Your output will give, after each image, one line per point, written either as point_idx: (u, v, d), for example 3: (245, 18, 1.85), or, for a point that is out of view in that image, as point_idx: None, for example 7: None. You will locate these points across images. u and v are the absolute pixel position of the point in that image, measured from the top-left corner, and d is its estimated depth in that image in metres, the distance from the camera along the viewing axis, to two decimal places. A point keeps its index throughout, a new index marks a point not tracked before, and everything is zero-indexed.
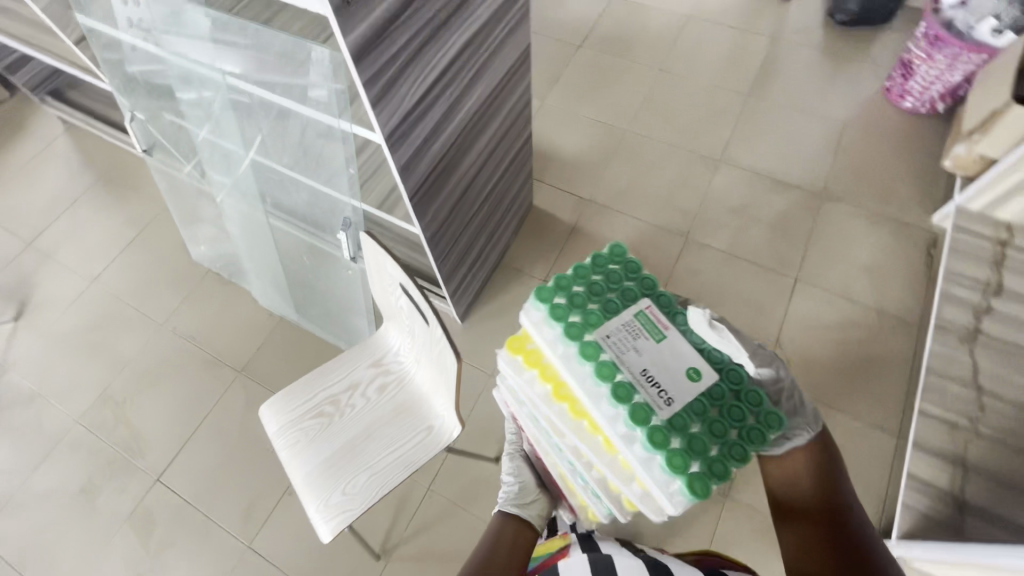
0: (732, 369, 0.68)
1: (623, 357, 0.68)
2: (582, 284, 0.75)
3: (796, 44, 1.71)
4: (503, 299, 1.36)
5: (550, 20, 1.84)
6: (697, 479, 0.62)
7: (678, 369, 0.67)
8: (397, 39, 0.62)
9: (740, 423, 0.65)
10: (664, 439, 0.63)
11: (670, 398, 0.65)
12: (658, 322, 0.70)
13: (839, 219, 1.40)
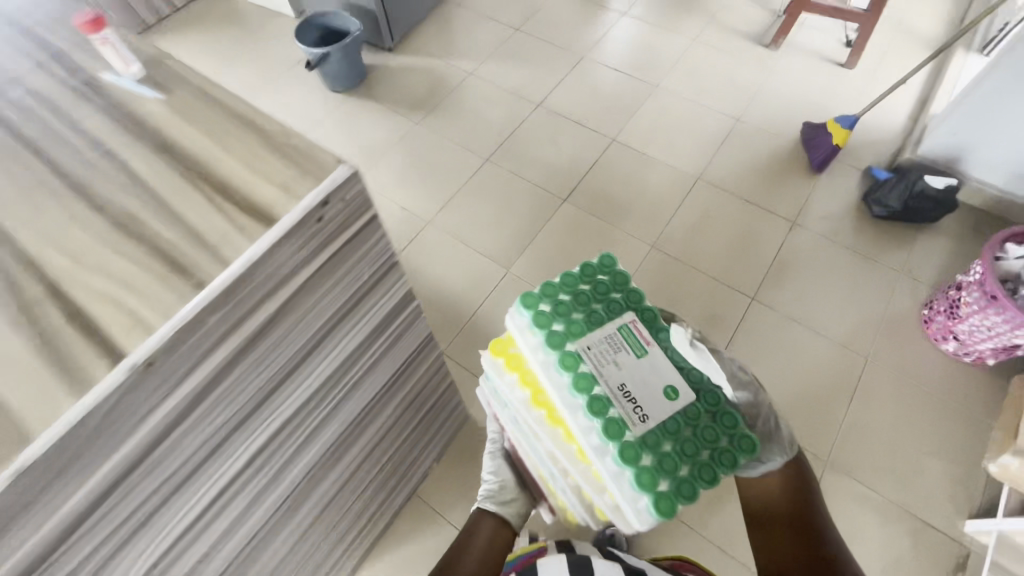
0: (708, 392, 0.74)
1: (601, 370, 0.74)
2: (570, 295, 0.81)
3: (822, 235, 1.42)
4: (406, 550, 1.10)
5: (536, 162, 1.58)
6: (664, 496, 0.68)
7: (656, 387, 0.74)
8: (74, 556, 0.41)
9: (711, 443, 0.71)
10: (634, 455, 0.69)
11: (644, 415, 0.71)
12: (640, 338, 0.77)
13: (844, 504, 1.10)
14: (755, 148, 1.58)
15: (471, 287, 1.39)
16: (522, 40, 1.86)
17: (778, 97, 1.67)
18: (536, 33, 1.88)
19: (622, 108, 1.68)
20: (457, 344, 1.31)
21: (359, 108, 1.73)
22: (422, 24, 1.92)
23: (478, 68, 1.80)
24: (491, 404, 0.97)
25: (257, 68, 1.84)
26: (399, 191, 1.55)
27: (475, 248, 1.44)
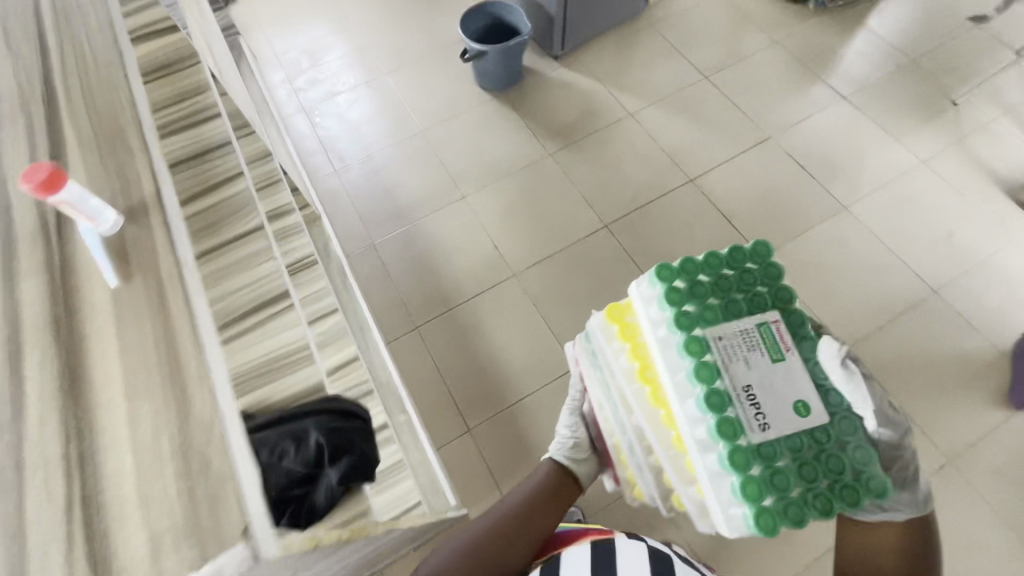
0: (847, 420, 0.64)
1: (728, 364, 0.65)
2: (711, 278, 0.72)
3: (978, 494, 1.07)
4: None
5: (657, 250, 1.35)
6: (770, 512, 0.59)
7: (786, 400, 0.64)
8: None
9: (836, 475, 0.62)
10: (745, 463, 0.60)
11: (765, 422, 0.63)
12: (781, 341, 0.67)
13: None
14: (940, 339, 1.21)
15: (528, 367, 1.24)
16: (706, 92, 1.57)
17: (1005, 279, 1.26)
18: (725, 88, 1.58)
19: (789, 219, 1.36)
20: (486, 426, 1.18)
21: (498, 115, 1.57)
22: (602, 39, 1.69)
23: (641, 111, 1.55)
24: (582, 362, 0.97)
25: (419, 37, 1.75)
26: (498, 226, 1.41)
27: (551, 325, 1.27)
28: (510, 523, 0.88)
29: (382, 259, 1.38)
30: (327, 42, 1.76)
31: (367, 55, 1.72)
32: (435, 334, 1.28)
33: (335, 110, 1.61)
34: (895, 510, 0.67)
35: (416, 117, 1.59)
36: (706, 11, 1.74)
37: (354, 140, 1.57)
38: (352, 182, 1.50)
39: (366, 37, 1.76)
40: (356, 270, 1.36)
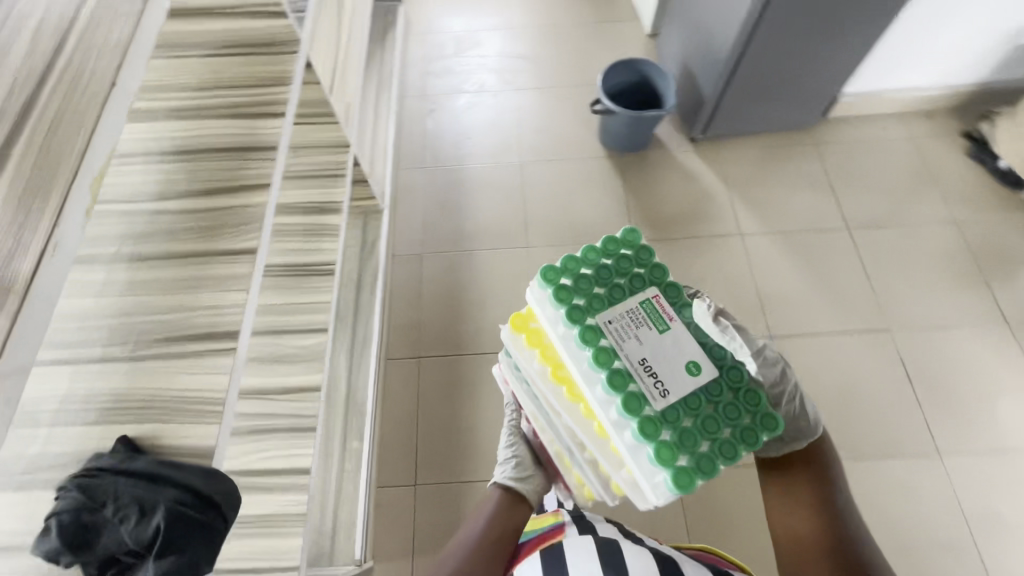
0: (732, 367, 0.75)
1: (623, 346, 0.75)
2: (592, 268, 0.81)
3: None
4: None
5: None
6: (684, 473, 0.68)
7: (678, 362, 0.74)
8: None
9: (735, 422, 0.72)
10: (655, 430, 0.70)
11: (665, 390, 0.72)
12: (663, 313, 0.77)
13: None
14: None
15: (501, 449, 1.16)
16: (840, 245, 1.34)
17: None
18: (864, 249, 1.34)
19: (860, 431, 1.14)
20: (431, 491, 1.13)
21: (603, 176, 1.46)
22: (753, 139, 1.50)
23: (753, 234, 1.36)
24: (504, 379, 1.00)
25: (567, 65, 1.67)
26: None
27: None
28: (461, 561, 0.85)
29: (422, 275, 1.35)
30: (478, 36, 1.72)
31: (510, 64, 1.67)
32: (432, 375, 1.23)
33: (453, 108, 1.58)
34: (798, 441, 0.79)
35: (523, 147, 1.52)
36: (888, 151, 1.48)
37: (456, 145, 1.53)
38: (434, 186, 1.47)
39: (518, 45, 1.70)
40: (394, 275, 1.34)
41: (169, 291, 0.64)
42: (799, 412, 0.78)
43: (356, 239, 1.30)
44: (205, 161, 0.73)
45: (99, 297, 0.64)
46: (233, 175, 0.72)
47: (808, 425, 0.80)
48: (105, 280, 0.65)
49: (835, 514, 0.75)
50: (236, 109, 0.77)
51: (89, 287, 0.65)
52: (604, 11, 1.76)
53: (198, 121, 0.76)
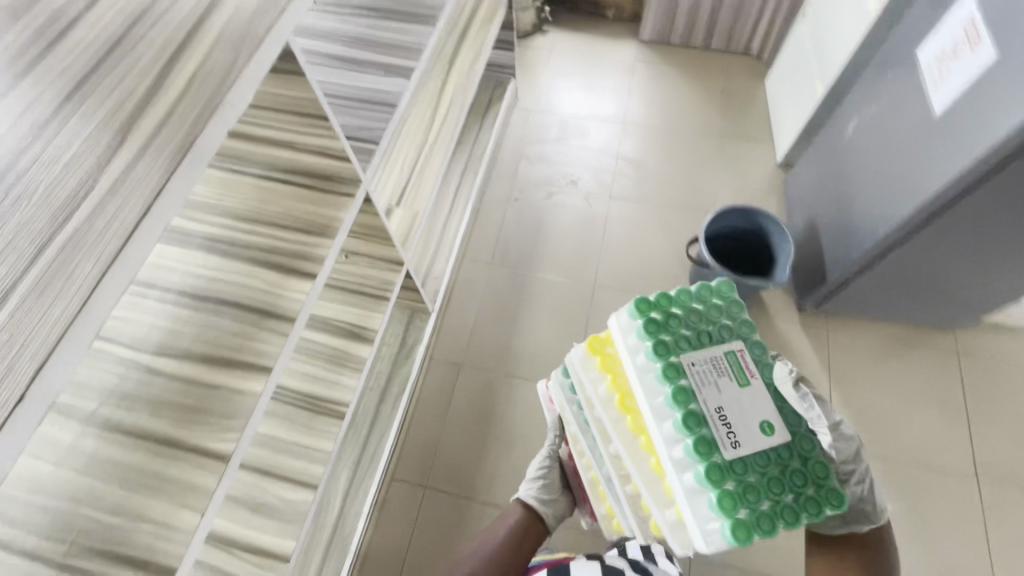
0: (806, 436, 0.64)
1: (701, 390, 0.65)
2: (683, 309, 0.73)
3: None
4: None
5: None
6: (744, 529, 0.58)
7: (754, 418, 0.63)
8: None
9: (800, 489, 0.61)
10: (720, 479, 0.60)
11: (738, 441, 0.61)
12: (746, 368, 0.66)
13: None
14: None
15: None
16: (957, 496, 1.08)
17: None
18: (990, 510, 1.06)
19: None
20: None
21: None
22: (875, 324, 1.25)
23: None
24: (558, 396, 0.91)
25: (675, 179, 1.48)
26: None
27: None
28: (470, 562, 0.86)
29: (454, 389, 1.23)
30: (586, 125, 1.58)
31: (612, 164, 1.51)
32: (431, 514, 1.11)
33: (540, 203, 1.46)
34: (858, 524, 0.69)
35: (601, 265, 1.37)
36: None
37: (530, 246, 1.40)
38: (495, 287, 1.35)
39: (626, 144, 1.54)
40: (424, 382, 1.23)
41: (126, 481, 0.56)
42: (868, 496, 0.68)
43: (395, 337, 1.20)
44: (220, 318, 0.65)
45: (56, 469, 0.57)
46: (240, 347, 0.63)
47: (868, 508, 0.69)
48: (71, 444, 0.59)
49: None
50: (272, 258, 0.69)
51: (54, 450, 0.58)
52: (733, 123, 1.56)
53: (232, 262, 0.69)
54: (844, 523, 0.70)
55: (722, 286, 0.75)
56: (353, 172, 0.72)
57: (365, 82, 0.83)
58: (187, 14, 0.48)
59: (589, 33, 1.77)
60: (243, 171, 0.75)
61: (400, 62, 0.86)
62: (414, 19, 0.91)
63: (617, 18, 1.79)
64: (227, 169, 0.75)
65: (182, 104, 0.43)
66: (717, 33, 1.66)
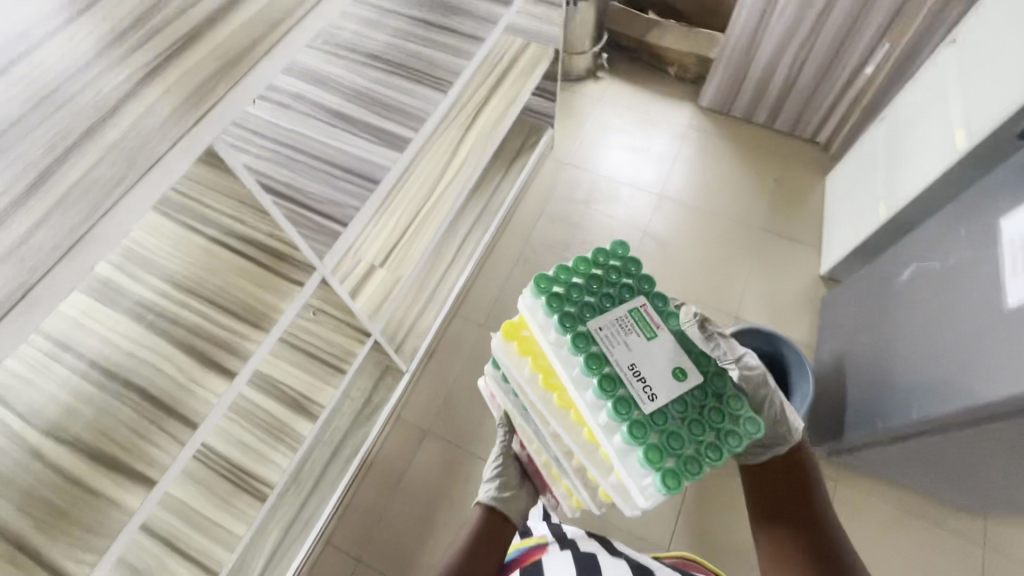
0: (715, 373, 0.64)
1: (612, 352, 0.64)
2: (583, 274, 0.70)
3: None
4: None
5: None
6: (674, 477, 0.59)
7: (665, 365, 0.63)
8: None
9: (715, 425, 0.62)
10: (643, 430, 0.60)
11: (654, 394, 0.62)
12: (651, 321, 0.66)
13: None
14: None
15: None
16: None
17: None
18: None
19: None
20: None
21: None
22: (895, 487, 1.09)
23: None
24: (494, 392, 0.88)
25: (702, 270, 1.35)
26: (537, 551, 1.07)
27: None
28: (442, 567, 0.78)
29: (413, 458, 1.15)
30: (618, 190, 1.46)
31: (637, 239, 1.39)
32: None
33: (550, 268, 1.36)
34: (776, 445, 0.72)
35: None
36: None
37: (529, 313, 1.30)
38: (483, 352, 1.26)
39: (657, 220, 1.42)
40: (384, 444, 1.16)
41: None
42: (774, 411, 0.70)
43: (363, 392, 1.13)
44: (122, 406, 0.58)
45: None
46: (131, 450, 0.56)
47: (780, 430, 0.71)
48: None
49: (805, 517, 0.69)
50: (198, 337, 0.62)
51: None
52: (779, 219, 1.42)
53: (159, 340, 0.62)
54: (765, 446, 0.74)
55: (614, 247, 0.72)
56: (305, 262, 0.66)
57: (353, 148, 0.76)
58: (88, 117, 0.41)
59: (646, 87, 1.65)
60: (197, 228, 0.67)
61: (395, 128, 0.77)
62: (426, 77, 0.83)
63: (679, 76, 1.65)
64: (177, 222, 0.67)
65: (29, 242, 0.36)
66: (783, 113, 1.51)
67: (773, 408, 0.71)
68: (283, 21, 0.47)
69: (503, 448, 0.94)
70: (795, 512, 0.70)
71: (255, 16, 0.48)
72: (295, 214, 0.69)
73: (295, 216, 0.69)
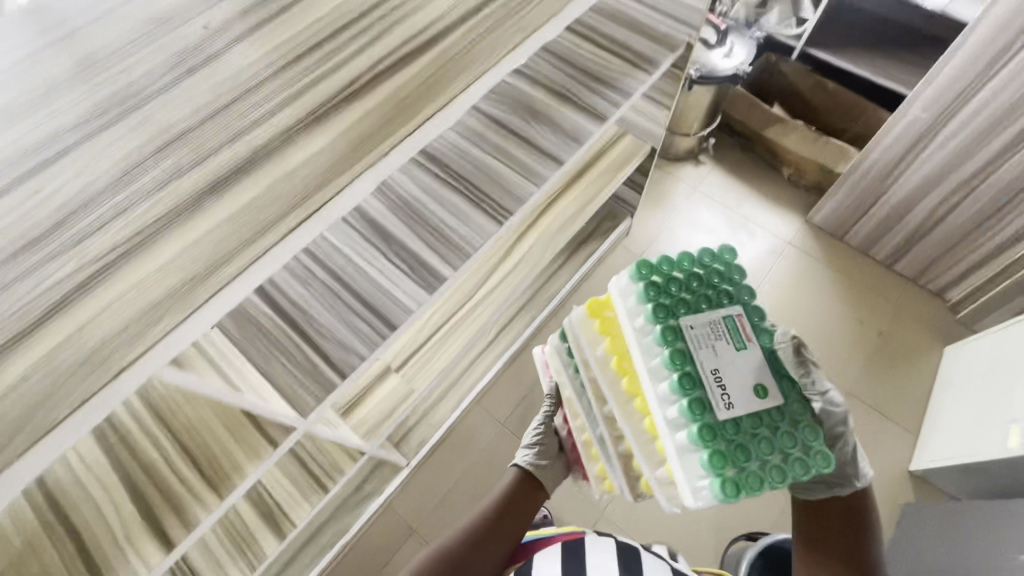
0: (794, 403, 0.60)
1: (698, 351, 0.60)
2: (682, 270, 0.66)
3: None
4: None
5: None
6: (733, 485, 0.56)
7: (751, 376, 0.59)
8: None
9: (787, 449, 0.58)
10: (711, 437, 0.57)
11: (731, 403, 0.58)
12: (744, 332, 0.62)
13: None
14: None
15: None
16: None
17: None
18: None
19: None
20: None
21: None
22: None
23: None
24: (549, 361, 0.88)
25: None
26: None
27: None
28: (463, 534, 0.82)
29: (392, 558, 1.06)
30: None
31: None
32: None
33: None
34: (838, 487, 0.67)
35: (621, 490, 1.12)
36: None
37: None
38: (495, 455, 1.15)
39: None
40: (367, 532, 1.07)
41: None
42: (845, 467, 0.66)
43: (353, 477, 1.04)
44: (48, 550, 0.51)
45: None
46: None
47: (852, 472, 0.66)
48: None
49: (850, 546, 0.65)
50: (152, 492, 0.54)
51: None
52: (873, 385, 1.20)
53: (111, 468, 0.54)
54: (828, 487, 0.67)
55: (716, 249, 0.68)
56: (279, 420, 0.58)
57: (376, 272, 0.65)
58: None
59: (751, 184, 1.46)
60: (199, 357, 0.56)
61: (432, 260, 0.67)
62: (485, 199, 0.71)
63: (793, 179, 1.43)
64: (186, 379, 0.51)
65: None
66: (911, 256, 1.27)
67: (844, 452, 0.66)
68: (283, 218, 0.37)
69: (544, 420, 0.98)
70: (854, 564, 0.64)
71: (245, 208, 0.37)
72: (281, 352, 0.59)
73: (277, 355, 0.59)
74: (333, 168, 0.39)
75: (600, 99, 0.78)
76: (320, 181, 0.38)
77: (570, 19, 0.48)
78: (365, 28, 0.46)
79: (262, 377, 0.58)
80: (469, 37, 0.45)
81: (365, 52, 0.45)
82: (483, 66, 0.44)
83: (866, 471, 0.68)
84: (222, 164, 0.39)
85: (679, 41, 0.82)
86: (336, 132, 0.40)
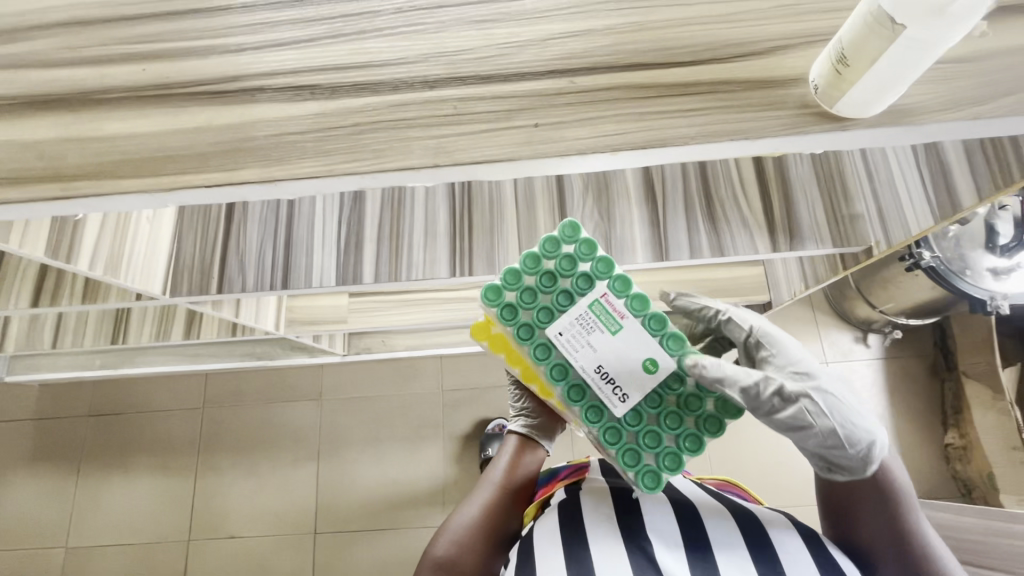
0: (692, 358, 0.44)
1: (575, 358, 0.45)
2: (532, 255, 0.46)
3: None
4: None
5: None
6: (655, 477, 0.46)
7: (634, 352, 0.44)
8: None
9: (694, 412, 0.45)
10: (618, 437, 0.45)
11: (625, 395, 0.44)
12: (614, 310, 0.44)
13: None
14: None
15: (100, 496, 1.15)
16: None
17: None
18: None
19: None
20: (70, 427, 1.20)
21: None
22: None
23: None
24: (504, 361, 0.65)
25: None
26: (269, 554, 1.10)
27: (124, 547, 1.12)
28: (477, 538, 0.58)
29: (293, 403, 1.19)
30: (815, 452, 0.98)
31: None
32: (177, 420, 1.19)
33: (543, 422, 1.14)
34: (842, 472, 0.47)
35: None
36: None
37: (479, 430, 1.14)
38: (417, 407, 1.17)
39: None
40: (291, 370, 1.20)
41: None
42: (839, 446, 0.45)
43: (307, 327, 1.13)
44: None
45: None
46: None
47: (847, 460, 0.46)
48: None
49: (876, 521, 0.48)
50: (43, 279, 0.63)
51: None
52: None
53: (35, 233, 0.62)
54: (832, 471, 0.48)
55: (562, 231, 0.46)
56: (131, 286, 0.54)
57: (314, 220, 0.56)
58: None
59: (894, 410, 1.08)
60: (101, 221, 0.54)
61: (365, 252, 0.55)
62: (465, 237, 0.55)
63: (948, 452, 1.04)
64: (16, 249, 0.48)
65: None
66: None
67: (829, 407, 0.46)
68: (47, 182, 0.33)
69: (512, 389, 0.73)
70: (885, 563, 0.49)
71: (19, 144, 0.34)
72: (202, 221, 0.55)
73: (198, 221, 0.56)
74: (120, 165, 0.33)
75: (684, 232, 0.55)
76: (94, 170, 0.33)
77: (536, 173, 0.32)
78: (314, 18, 0.35)
79: (172, 228, 0.56)
80: (385, 115, 0.32)
81: (283, 48, 0.34)
82: (357, 163, 0.32)
83: (866, 442, 0.45)
84: (57, 83, 0.35)
85: (852, 244, 0.55)
86: (160, 127, 0.34)
